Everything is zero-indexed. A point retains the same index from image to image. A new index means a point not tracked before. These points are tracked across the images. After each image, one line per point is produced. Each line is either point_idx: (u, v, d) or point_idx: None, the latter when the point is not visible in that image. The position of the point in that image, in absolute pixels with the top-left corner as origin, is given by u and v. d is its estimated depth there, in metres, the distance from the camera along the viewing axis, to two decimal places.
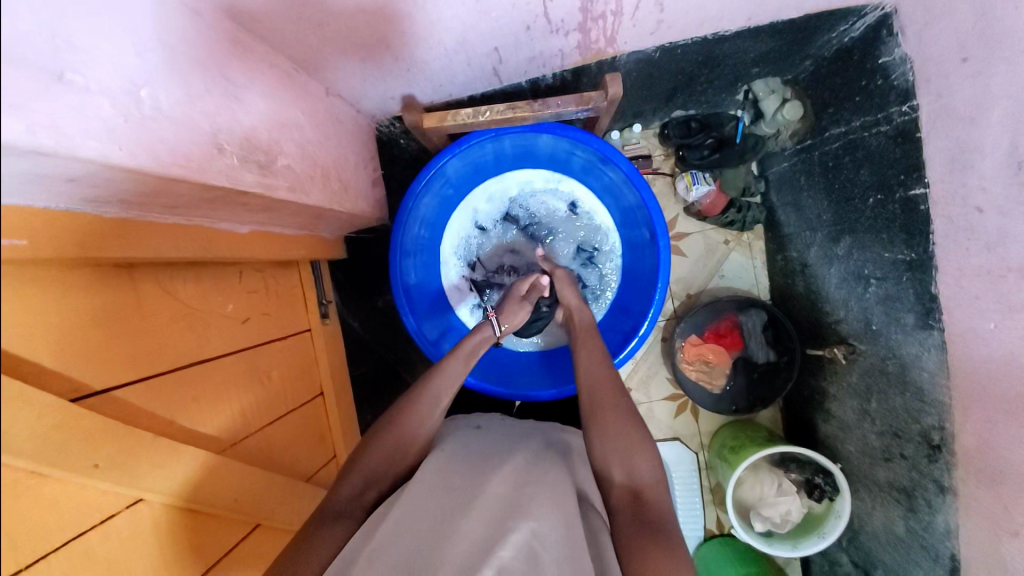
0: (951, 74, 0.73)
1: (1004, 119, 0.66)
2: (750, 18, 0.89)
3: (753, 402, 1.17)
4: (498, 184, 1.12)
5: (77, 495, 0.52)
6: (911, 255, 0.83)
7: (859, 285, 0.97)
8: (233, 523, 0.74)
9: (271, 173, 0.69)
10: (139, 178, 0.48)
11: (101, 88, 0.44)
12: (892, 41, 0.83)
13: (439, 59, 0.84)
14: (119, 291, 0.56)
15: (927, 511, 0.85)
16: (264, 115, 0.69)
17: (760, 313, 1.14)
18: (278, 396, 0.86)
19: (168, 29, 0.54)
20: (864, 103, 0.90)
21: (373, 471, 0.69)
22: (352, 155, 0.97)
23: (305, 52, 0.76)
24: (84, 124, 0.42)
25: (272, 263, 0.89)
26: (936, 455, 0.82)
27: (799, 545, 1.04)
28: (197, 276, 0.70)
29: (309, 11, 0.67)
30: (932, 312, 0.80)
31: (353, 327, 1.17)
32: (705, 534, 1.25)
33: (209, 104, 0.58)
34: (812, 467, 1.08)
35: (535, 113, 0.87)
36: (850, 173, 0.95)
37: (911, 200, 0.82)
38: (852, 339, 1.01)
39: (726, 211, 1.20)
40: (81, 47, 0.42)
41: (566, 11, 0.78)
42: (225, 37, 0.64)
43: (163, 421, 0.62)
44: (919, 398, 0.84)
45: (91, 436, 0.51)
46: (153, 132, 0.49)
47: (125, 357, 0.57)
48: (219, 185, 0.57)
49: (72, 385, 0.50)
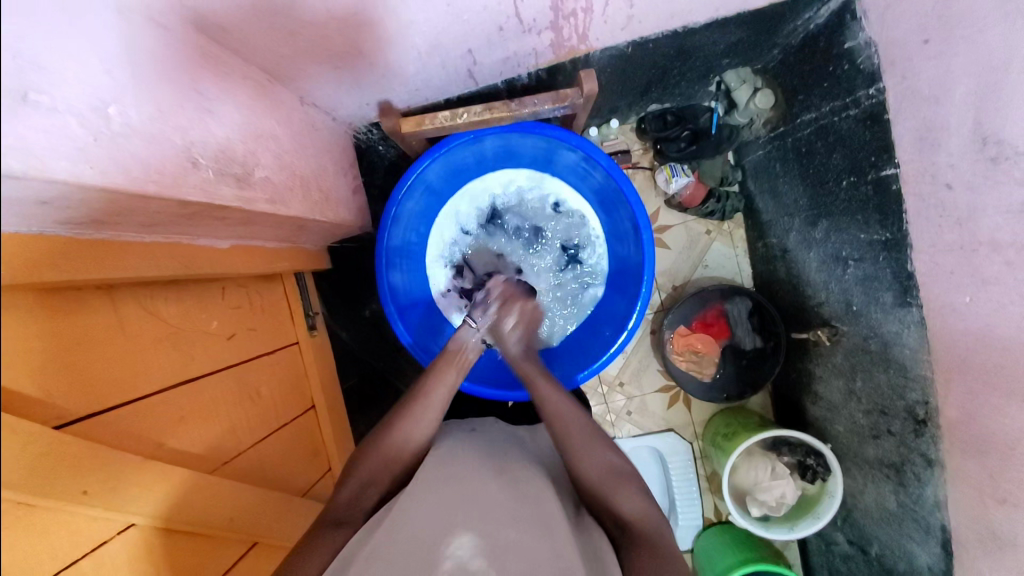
0: (914, 57, 0.75)
1: (967, 98, 0.68)
2: (718, 8, 0.90)
3: (743, 389, 1.18)
4: (480, 185, 1.12)
5: (68, 523, 0.51)
6: (886, 235, 0.85)
7: (838, 267, 0.99)
8: (229, 544, 0.73)
9: (249, 185, 0.68)
10: (113, 197, 0.47)
11: (68, 107, 0.43)
12: (856, 26, 0.85)
13: (413, 64, 0.84)
14: (100, 313, 0.56)
15: (916, 485, 0.87)
16: (237, 126, 0.68)
17: (745, 300, 1.16)
18: (269, 411, 0.85)
19: (136, 42, 0.53)
20: (833, 89, 0.92)
21: (364, 485, 0.69)
22: (332, 163, 0.96)
23: (277, 61, 0.75)
24: (54, 144, 0.41)
25: (255, 277, 0.87)
26: (922, 429, 0.84)
27: (797, 527, 1.06)
28: (179, 294, 0.68)
29: (279, 20, 0.66)
30: (909, 290, 0.82)
31: (342, 337, 1.16)
32: (704, 523, 1.26)
33: (181, 117, 0.57)
34: (803, 449, 1.09)
35: (513, 113, 0.88)
36: (823, 159, 0.97)
37: (883, 181, 0.84)
38: (834, 320, 1.03)
39: (705, 202, 1.22)
40: (47, 66, 0.42)
41: (538, 9, 0.79)
42: (195, 49, 0.63)
43: (152, 443, 0.61)
44: (902, 373, 0.86)
45: (79, 463, 0.50)
46: (125, 149, 0.48)
47: (108, 383, 0.56)
48: (196, 199, 0.57)
49: (56, 413, 0.49)
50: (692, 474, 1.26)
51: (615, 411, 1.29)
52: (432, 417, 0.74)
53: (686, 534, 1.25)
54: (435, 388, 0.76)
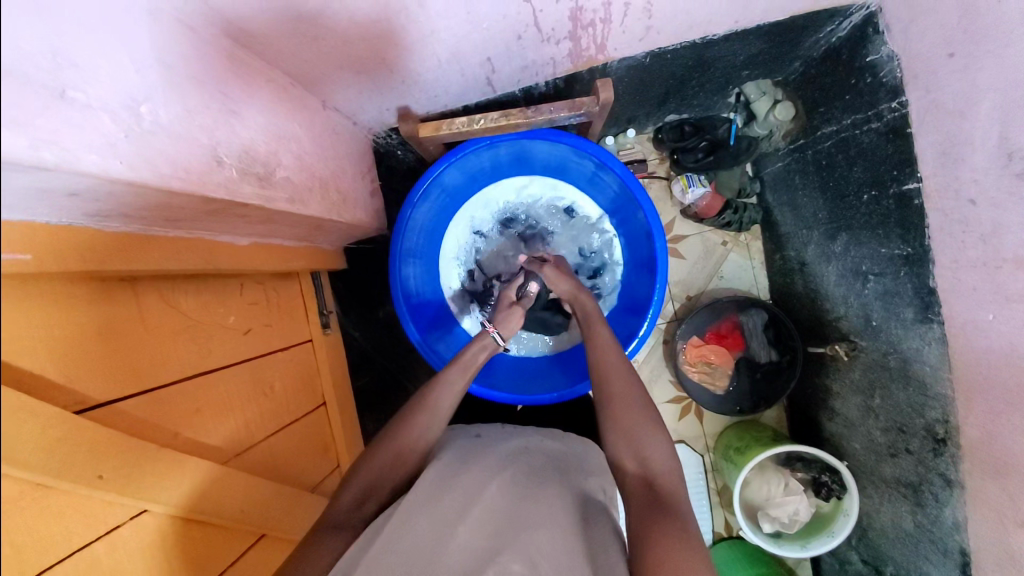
0: (938, 70, 0.75)
1: (992, 111, 0.67)
2: (738, 21, 0.90)
3: (757, 403, 1.16)
4: (494, 190, 1.13)
5: (82, 506, 0.53)
6: (907, 250, 0.84)
7: (857, 281, 0.97)
8: (237, 535, 0.74)
9: (270, 185, 0.70)
10: (142, 192, 0.49)
11: (101, 104, 0.45)
12: (879, 40, 0.85)
13: (433, 70, 0.85)
14: (122, 303, 0.57)
15: (936, 507, 0.85)
16: (262, 129, 0.71)
17: (761, 312, 1.15)
18: (281, 407, 0.86)
19: (168, 47, 0.56)
20: (854, 102, 0.91)
21: (373, 484, 0.70)
22: (351, 165, 0.98)
23: (302, 67, 0.78)
24: (86, 140, 0.43)
25: (273, 274, 0.90)
26: (942, 449, 0.82)
27: (809, 545, 1.03)
28: (199, 288, 0.70)
29: (305, 27, 0.68)
30: (931, 306, 0.80)
31: (355, 337, 1.17)
32: (714, 538, 1.24)
33: (207, 118, 0.59)
34: (818, 466, 1.07)
35: (529, 120, 0.89)
36: (843, 171, 0.96)
37: (904, 195, 0.83)
38: (852, 335, 1.01)
39: (722, 212, 1.19)
40: (83, 66, 0.44)
41: (557, 19, 0.80)
42: (224, 54, 0.66)
43: (167, 432, 0.63)
44: (922, 392, 0.84)
45: (96, 448, 0.51)
46: (153, 145, 0.50)
47: (128, 372, 0.58)
48: (218, 197, 0.58)
49: (76, 398, 0.51)
50: (703, 487, 1.24)
51: None
52: (438, 425, 0.76)
53: None
54: (442, 393, 0.77)
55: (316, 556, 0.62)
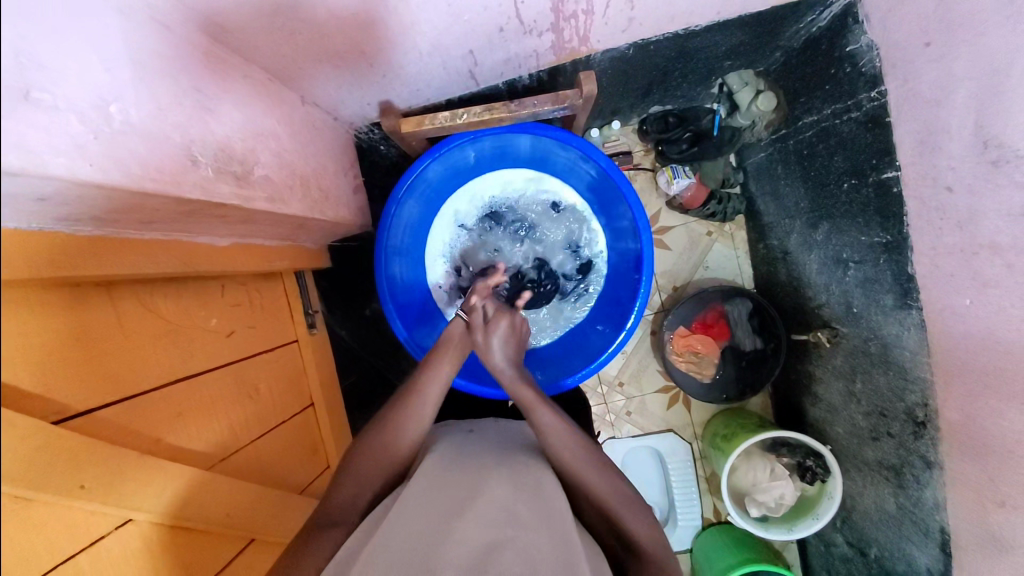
0: (915, 59, 0.75)
1: (968, 101, 0.68)
2: (719, 11, 0.90)
3: (743, 390, 1.18)
4: (478, 184, 1.12)
5: (64, 517, 0.52)
6: (887, 238, 0.85)
7: (838, 269, 0.98)
8: (226, 539, 0.73)
9: (249, 184, 0.69)
10: (115, 195, 0.48)
11: (69, 105, 0.43)
12: (859, 29, 0.85)
13: (414, 63, 0.84)
14: (98, 308, 0.56)
15: (916, 488, 0.87)
16: (239, 126, 0.69)
17: (745, 301, 1.16)
18: (266, 409, 0.85)
19: (138, 44, 0.54)
20: (834, 92, 0.92)
21: (362, 485, 0.69)
22: (332, 161, 0.97)
23: (280, 61, 0.76)
24: (54, 142, 0.41)
25: (255, 275, 0.88)
26: (922, 432, 0.84)
27: (795, 528, 1.05)
28: (178, 291, 0.69)
29: (282, 20, 0.67)
30: (909, 292, 0.82)
31: (341, 335, 1.16)
32: (703, 524, 1.26)
33: (182, 116, 0.58)
34: (802, 451, 1.09)
35: (512, 113, 0.88)
36: (824, 160, 0.97)
37: (883, 183, 0.84)
38: (834, 322, 1.03)
39: (707, 203, 1.21)
40: (49, 65, 0.42)
41: (538, 11, 0.79)
42: (198, 50, 0.64)
43: (149, 439, 0.61)
44: (902, 376, 0.86)
45: (77, 458, 0.50)
46: (125, 146, 0.49)
47: (108, 379, 0.56)
48: (194, 197, 0.57)
49: (55, 408, 0.50)
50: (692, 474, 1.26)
51: (615, 411, 1.29)
52: (429, 419, 0.74)
53: (685, 534, 1.25)
54: (432, 385, 0.75)
55: (308, 559, 0.61)
